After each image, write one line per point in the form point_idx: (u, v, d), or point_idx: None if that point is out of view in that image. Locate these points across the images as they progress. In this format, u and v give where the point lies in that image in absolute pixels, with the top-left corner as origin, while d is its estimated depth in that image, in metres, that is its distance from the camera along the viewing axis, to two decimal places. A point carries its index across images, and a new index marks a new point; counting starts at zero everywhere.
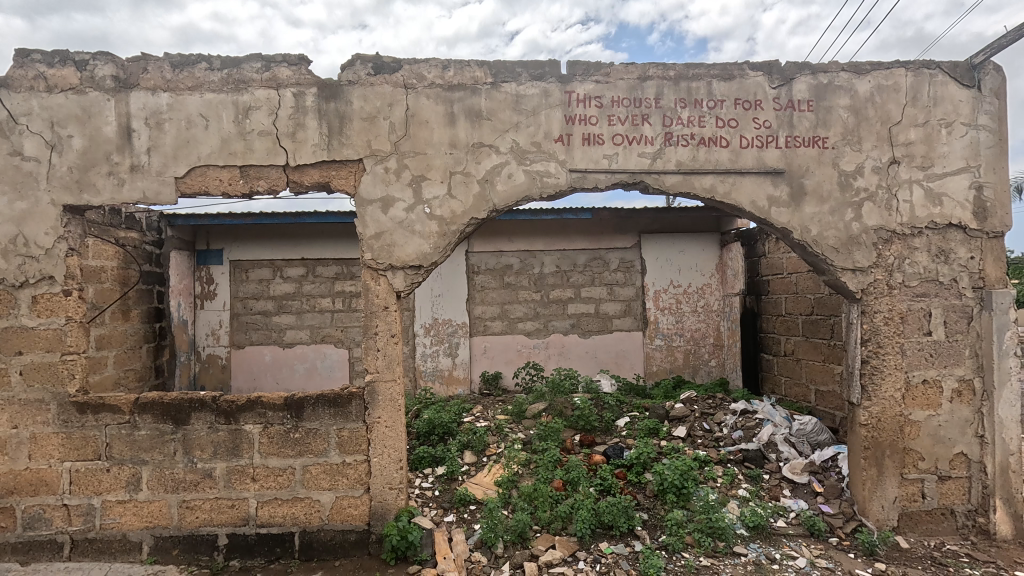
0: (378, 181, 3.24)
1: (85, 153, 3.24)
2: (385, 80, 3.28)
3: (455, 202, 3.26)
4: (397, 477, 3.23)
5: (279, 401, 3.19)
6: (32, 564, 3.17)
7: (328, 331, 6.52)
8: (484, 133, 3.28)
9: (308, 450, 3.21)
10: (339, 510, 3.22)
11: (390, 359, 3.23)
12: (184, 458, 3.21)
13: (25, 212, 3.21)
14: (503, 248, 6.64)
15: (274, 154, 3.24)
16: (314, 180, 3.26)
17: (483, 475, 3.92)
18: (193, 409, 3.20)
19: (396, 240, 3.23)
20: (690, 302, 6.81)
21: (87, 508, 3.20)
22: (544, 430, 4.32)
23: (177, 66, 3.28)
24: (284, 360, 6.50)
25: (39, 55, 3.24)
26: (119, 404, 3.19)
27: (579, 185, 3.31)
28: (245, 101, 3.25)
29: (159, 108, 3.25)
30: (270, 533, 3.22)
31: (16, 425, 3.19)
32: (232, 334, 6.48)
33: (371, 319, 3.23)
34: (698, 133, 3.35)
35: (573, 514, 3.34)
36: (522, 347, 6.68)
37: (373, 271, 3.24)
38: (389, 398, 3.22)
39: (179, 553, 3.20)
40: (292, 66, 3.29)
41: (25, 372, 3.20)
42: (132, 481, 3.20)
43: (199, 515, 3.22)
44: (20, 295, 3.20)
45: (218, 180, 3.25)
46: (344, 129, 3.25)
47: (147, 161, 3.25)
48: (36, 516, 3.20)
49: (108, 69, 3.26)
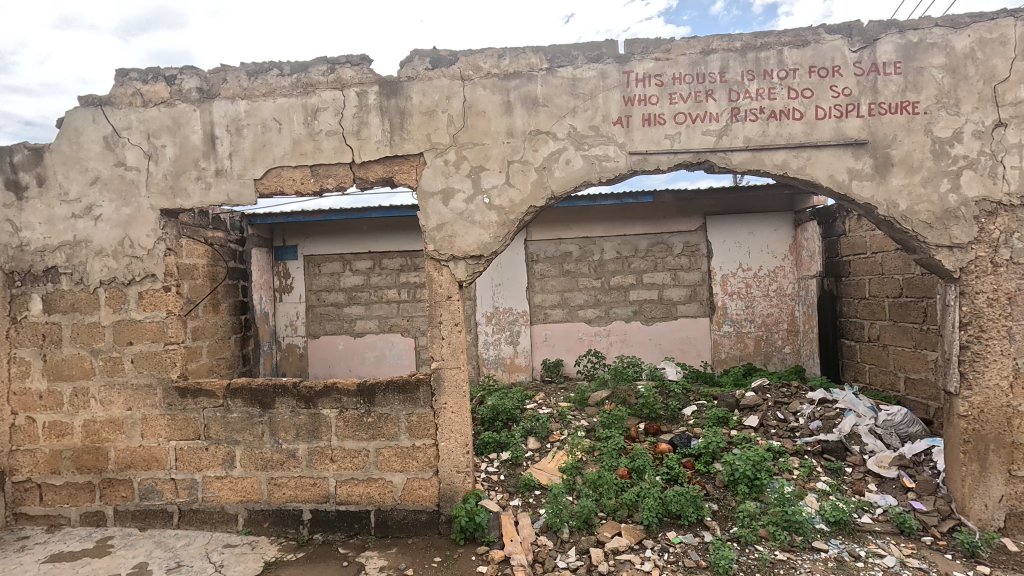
0: (437, 173, 3.32)
1: (176, 161, 3.55)
2: (443, 73, 3.34)
3: (513, 190, 3.27)
4: (464, 461, 3.34)
5: (353, 387, 3.38)
6: (148, 530, 3.56)
7: (395, 321, 6.80)
8: (541, 120, 3.26)
9: (380, 433, 3.39)
10: (410, 491, 3.38)
11: (454, 346, 3.32)
12: (271, 439, 3.48)
13: (130, 217, 3.57)
14: (562, 236, 6.61)
15: (341, 153, 3.40)
16: (378, 176, 3.39)
17: (546, 461, 3.96)
18: (276, 393, 3.46)
19: (456, 231, 3.30)
20: (760, 286, 6.47)
21: (191, 482, 3.55)
22: (607, 417, 4.33)
23: (252, 74, 3.50)
24: (354, 349, 6.85)
25: (135, 73, 3.58)
26: (214, 389, 3.51)
27: (640, 168, 3.22)
28: (313, 103, 3.42)
29: (238, 115, 3.49)
30: (348, 510, 3.43)
31: (130, 407, 3.58)
32: (308, 324, 6.89)
33: (435, 308, 3.33)
34: (767, 106, 3.15)
35: (639, 502, 3.31)
36: (583, 335, 6.64)
37: (435, 262, 3.33)
38: (454, 385, 3.32)
39: (269, 525, 3.49)
40: (354, 66, 3.42)
41: (136, 360, 3.58)
42: (227, 459, 3.52)
43: (285, 491, 3.48)
44: (128, 292, 3.58)
45: (292, 180, 3.46)
46: (405, 125, 3.34)
47: (229, 166, 3.50)
48: (150, 487, 3.58)
49: (194, 82, 3.54)
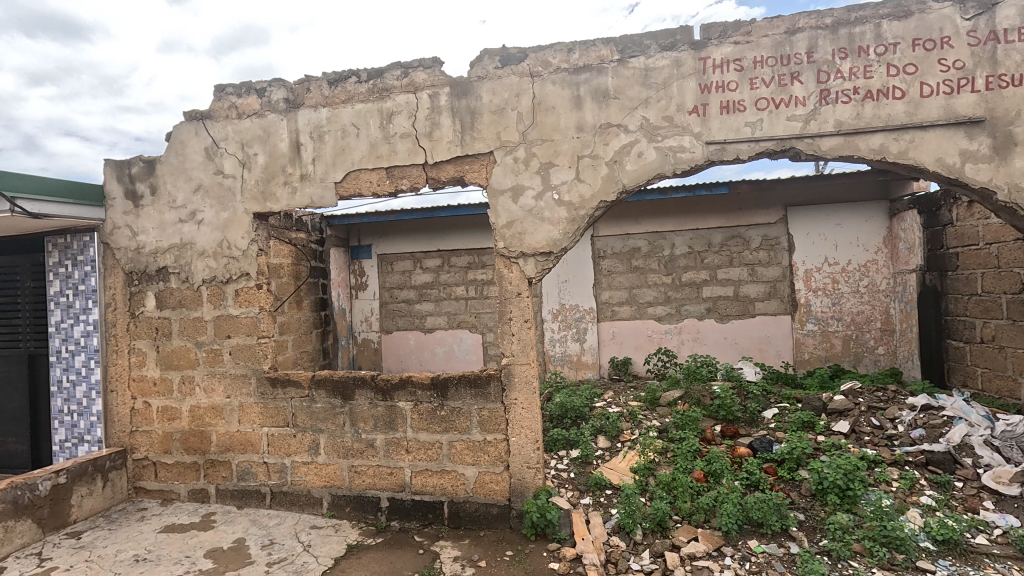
0: (507, 171, 3.35)
1: (266, 168, 3.82)
2: (512, 71, 3.35)
3: (583, 185, 3.23)
4: (534, 457, 3.35)
5: (427, 381, 3.50)
6: (245, 508, 3.87)
7: (463, 318, 6.95)
8: (612, 113, 3.20)
9: (453, 426, 3.47)
10: (481, 484, 3.44)
11: (524, 343, 3.34)
12: (351, 429, 3.67)
13: (227, 220, 3.89)
14: (631, 231, 6.46)
15: (414, 154, 3.51)
16: (450, 175, 3.47)
17: (617, 460, 3.90)
18: (356, 385, 3.64)
19: (526, 228, 3.31)
20: (849, 281, 5.99)
21: (282, 466, 3.82)
22: (681, 418, 4.18)
23: (333, 83, 3.70)
24: (425, 344, 7.07)
25: (231, 88, 3.89)
26: (300, 380, 3.75)
27: (718, 158, 3.07)
28: (388, 107, 3.55)
29: (320, 122, 3.69)
30: (423, 500, 3.55)
31: (229, 395, 3.91)
32: (382, 320, 7.20)
33: (505, 305, 3.36)
34: (862, 86, 2.90)
35: (716, 507, 3.17)
36: (652, 333, 6.45)
37: (505, 259, 3.36)
38: (524, 381, 3.34)
39: (351, 510, 3.69)
40: (426, 69, 3.52)
41: (233, 352, 3.90)
42: (313, 446, 3.75)
43: (365, 479, 3.66)
44: (227, 289, 3.91)
45: (369, 182, 3.62)
46: (475, 124, 3.39)
47: (313, 170, 3.72)
48: (246, 469, 3.89)
49: (281, 93, 3.79)
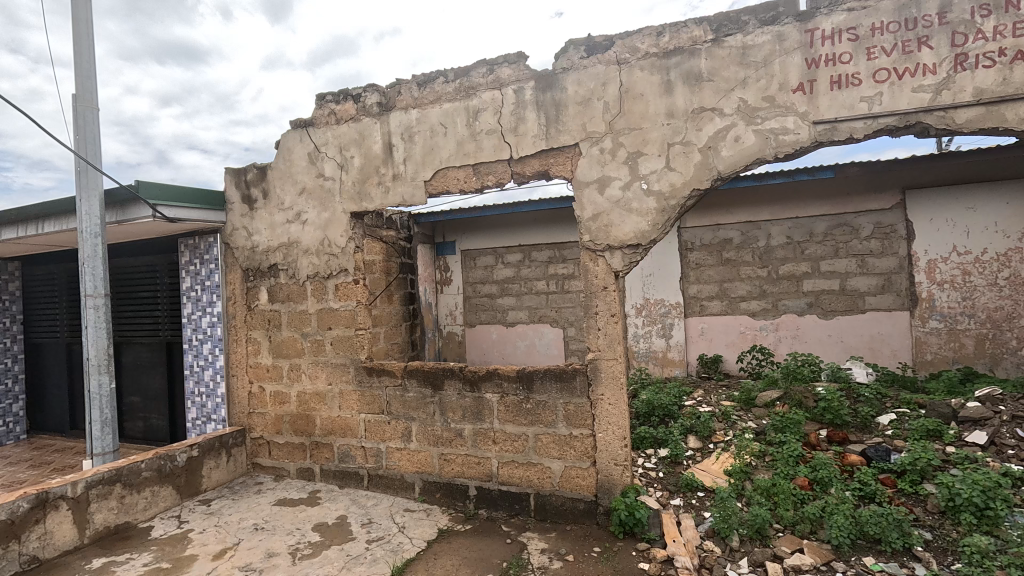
0: (593, 162, 3.29)
1: (362, 169, 4.05)
2: (598, 60, 3.28)
3: (674, 174, 3.10)
4: (622, 454, 3.28)
5: (513, 374, 3.54)
6: (345, 488, 4.16)
7: (544, 312, 6.96)
8: (706, 96, 3.03)
9: (539, 420, 3.49)
10: (567, 479, 3.43)
11: (611, 338, 3.27)
12: (441, 418, 3.81)
13: (328, 220, 4.18)
14: (721, 221, 6.12)
15: (500, 150, 3.55)
16: (535, 170, 3.48)
17: (709, 462, 3.72)
18: (445, 376, 3.77)
19: (613, 220, 3.24)
20: (983, 273, 5.26)
21: (378, 451, 4.05)
22: (781, 420, 3.90)
23: (422, 84, 3.83)
24: (507, 338, 7.18)
25: (330, 96, 4.17)
26: (394, 369, 3.95)
27: (827, 138, 2.81)
28: (474, 105, 3.62)
29: (410, 123, 3.85)
30: (510, 491, 3.60)
31: (331, 382, 4.21)
32: (465, 314, 7.40)
33: (591, 299, 3.31)
34: (1009, 46, 2.52)
35: (824, 519, 2.92)
36: (745, 329, 6.08)
37: (591, 252, 3.31)
38: (611, 376, 3.28)
39: (441, 496, 3.83)
40: (511, 64, 3.54)
41: (334, 342, 4.19)
42: (405, 433, 3.94)
43: (454, 467, 3.78)
44: (328, 285, 4.21)
45: (456, 179, 3.72)
46: (560, 116, 3.36)
47: (404, 170, 3.89)
48: (346, 452, 4.18)
49: (375, 98, 4.00)
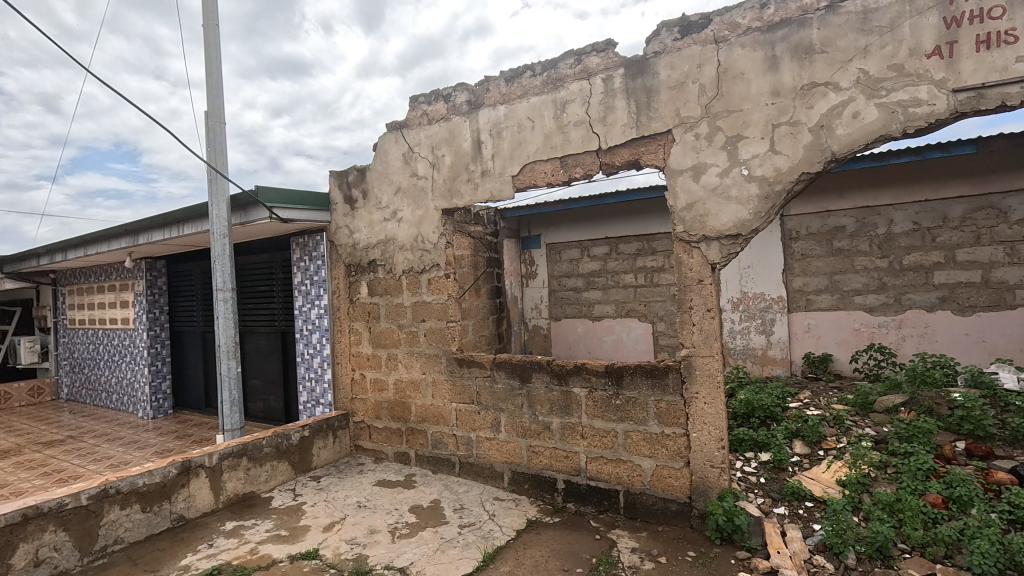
0: (688, 149, 3.12)
1: (452, 167, 4.17)
2: (693, 40, 3.11)
3: (780, 157, 2.86)
4: (719, 456, 3.11)
5: (602, 368, 3.49)
6: (438, 473, 4.35)
7: (632, 306, 6.78)
8: (818, 70, 2.76)
9: (629, 416, 3.41)
10: (659, 478, 3.32)
11: (707, 334, 3.10)
12: (529, 410, 3.85)
13: (421, 217, 4.37)
14: (832, 208, 5.58)
15: (588, 141, 3.49)
16: (625, 160, 3.38)
17: (819, 470, 3.42)
18: (533, 369, 3.80)
19: (709, 209, 3.06)
20: None
21: (468, 439, 4.19)
22: (906, 429, 3.49)
23: (510, 80, 3.87)
24: (593, 332, 7.08)
25: (423, 97, 4.34)
26: (483, 361, 4.06)
27: (970, 108, 2.45)
28: (562, 97, 3.59)
29: (498, 119, 3.90)
30: (598, 487, 3.56)
31: (424, 372, 4.41)
32: (551, 308, 7.41)
33: (685, 292, 3.16)
34: None
35: (963, 542, 2.58)
36: (861, 326, 5.49)
37: (685, 243, 3.16)
38: (707, 374, 3.11)
39: (529, 487, 3.88)
40: (600, 53, 3.46)
41: (427, 334, 4.39)
42: (495, 424, 4.03)
43: (542, 459, 3.81)
44: (422, 279, 4.40)
45: (543, 173, 3.72)
46: (652, 103, 3.23)
47: (492, 166, 3.95)
48: (439, 439, 4.36)
49: (464, 96, 4.10)
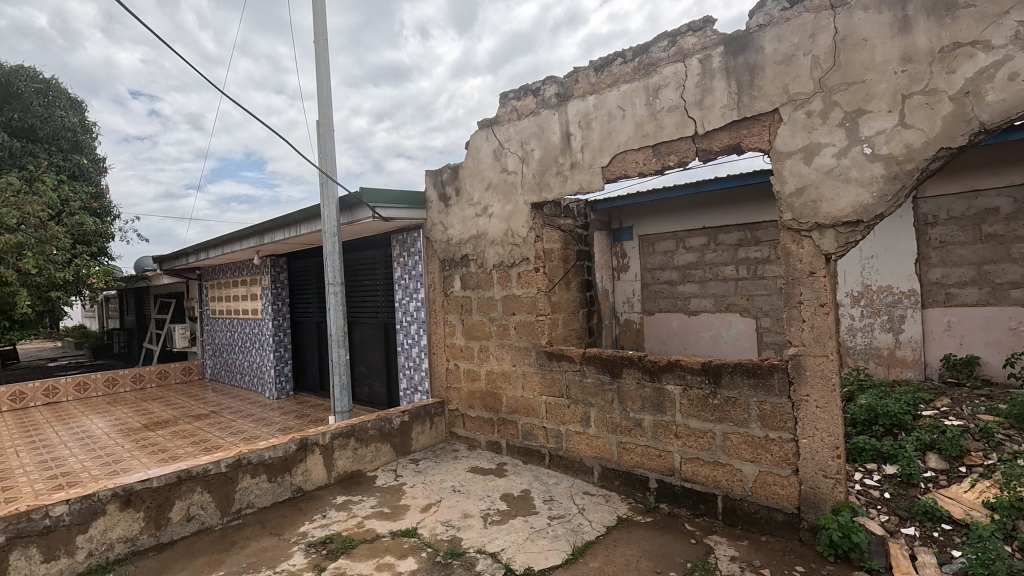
0: (797, 129, 2.85)
1: (541, 161, 4.18)
2: (804, 8, 2.83)
3: (911, 132, 2.51)
4: (833, 466, 2.82)
5: (698, 366, 3.32)
6: (529, 464, 4.42)
7: (733, 300, 6.36)
8: (962, 28, 2.38)
9: (728, 417, 3.22)
10: (762, 485, 3.10)
11: (819, 331, 2.82)
12: (620, 406, 3.78)
13: (511, 212, 4.43)
14: (982, 186, 4.84)
15: (683, 127, 3.32)
16: (725, 144, 3.16)
17: (960, 489, 2.98)
18: (624, 364, 3.72)
19: (823, 194, 2.77)
20: None
21: (558, 432, 4.21)
22: None
23: (599, 69, 3.79)
24: (690, 327, 6.75)
25: (512, 93, 4.39)
26: (573, 355, 4.04)
27: None
28: (654, 82, 3.44)
29: (588, 110, 3.84)
30: (694, 489, 3.41)
31: (515, 365, 4.49)
32: (643, 302, 7.18)
33: (794, 286, 2.90)
34: None
35: None
36: (1018, 324, 4.68)
37: (794, 232, 2.90)
38: (819, 376, 2.84)
39: (620, 484, 3.81)
40: (696, 32, 3.27)
41: (518, 327, 4.46)
42: (584, 418, 4.01)
43: (633, 457, 3.72)
44: (512, 273, 4.48)
45: (635, 163, 3.60)
46: (755, 81, 2.99)
47: (582, 157, 3.90)
48: (529, 430, 4.42)
49: (553, 89, 4.09)
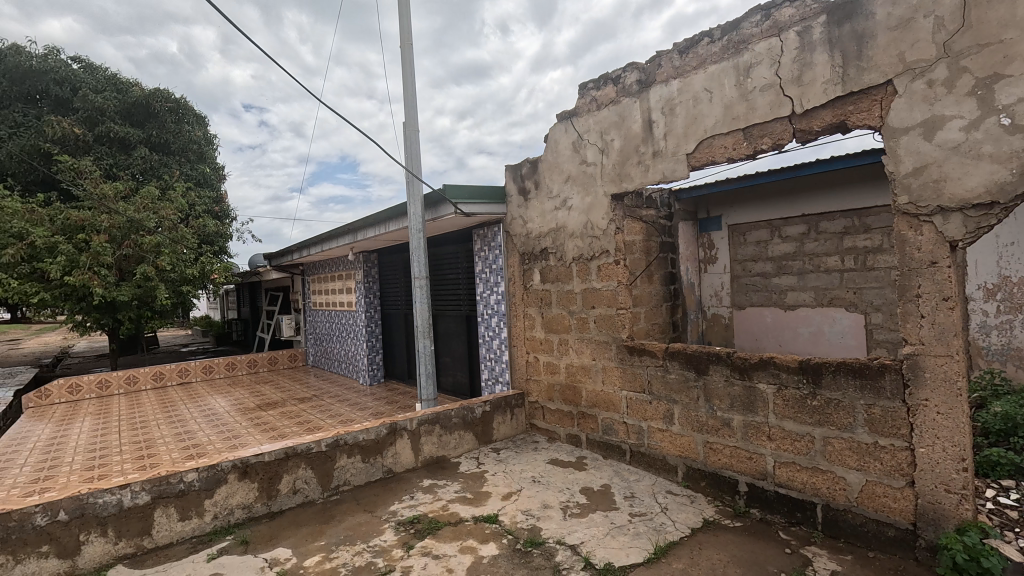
0: (916, 101, 2.54)
1: (622, 151, 4.08)
2: None
3: None
4: (957, 480, 2.50)
5: (794, 364, 3.09)
6: (609, 459, 4.36)
7: (837, 294, 5.81)
8: None
9: (830, 420, 2.97)
10: (870, 496, 2.83)
11: (941, 328, 2.50)
12: (706, 405, 3.61)
13: (591, 204, 4.38)
14: None
15: (778, 107, 3.08)
16: (827, 123, 2.90)
17: None
18: (711, 360, 3.55)
19: (947, 173, 2.45)
20: None
21: (639, 428, 4.11)
22: None
23: (684, 51, 3.62)
24: (786, 322, 6.28)
25: (592, 83, 4.32)
26: (655, 350, 3.92)
27: None
28: (745, 61, 3.23)
29: (671, 95, 3.69)
30: (789, 495, 3.18)
31: (595, 358, 4.45)
32: (733, 295, 6.77)
33: (909, 277, 2.59)
34: None
35: None
36: None
37: (911, 217, 2.59)
38: (941, 379, 2.52)
39: (706, 485, 3.65)
40: (794, 2, 3.01)
41: (598, 321, 4.40)
42: (667, 415, 3.88)
43: (720, 458, 3.55)
44: (591, 265, 4.42)
45: (723, 148, 3.40)
46: (864, 50, 2.70)
47: (664, 145, 3.75)
48: (609, 425, 4.36)
49: (634, 76, 3.97)
